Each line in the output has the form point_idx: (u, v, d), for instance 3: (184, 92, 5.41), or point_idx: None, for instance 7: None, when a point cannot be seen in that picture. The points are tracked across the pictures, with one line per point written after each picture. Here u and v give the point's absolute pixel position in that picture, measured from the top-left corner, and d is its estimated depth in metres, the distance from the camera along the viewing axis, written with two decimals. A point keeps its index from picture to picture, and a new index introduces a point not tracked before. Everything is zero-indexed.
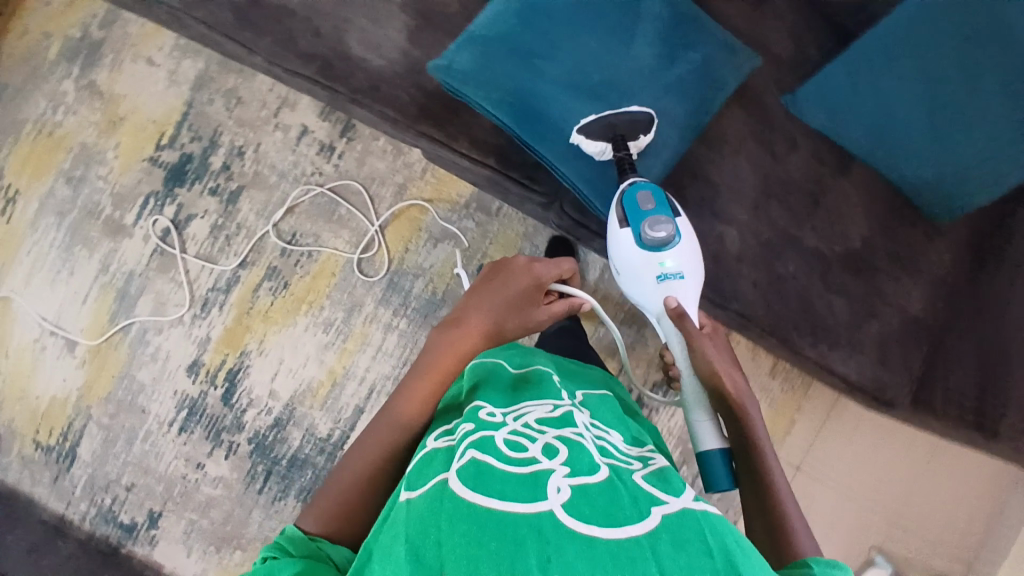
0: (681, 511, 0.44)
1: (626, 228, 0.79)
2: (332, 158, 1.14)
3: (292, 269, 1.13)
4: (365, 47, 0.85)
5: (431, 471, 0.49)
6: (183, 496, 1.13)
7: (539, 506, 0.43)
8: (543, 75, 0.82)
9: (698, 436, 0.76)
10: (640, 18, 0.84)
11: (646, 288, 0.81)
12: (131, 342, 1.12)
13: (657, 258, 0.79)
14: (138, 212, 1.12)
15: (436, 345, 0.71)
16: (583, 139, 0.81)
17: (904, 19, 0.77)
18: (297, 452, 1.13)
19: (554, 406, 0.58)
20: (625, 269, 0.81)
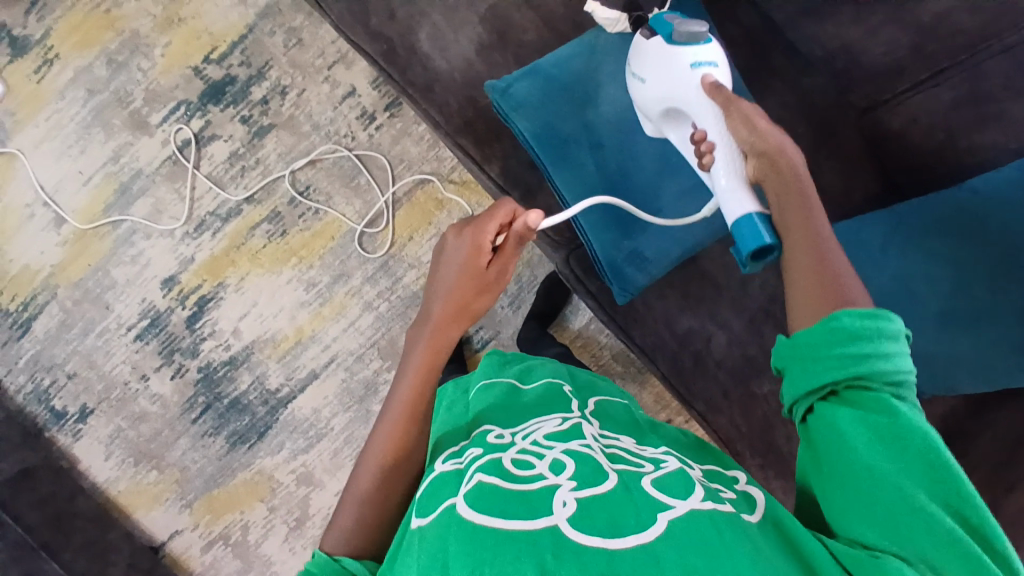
0: (686, 517, 0.44)
1: (654, 36, 0.71)
2: (369, 127, 1.12)
3: (295, 220, 1.12)
4: (433, 45, 0.84)
5: (440, 493, 0.50)
6: (120, 402, 1.13)
7: (540, 523, 0.43)
8: (591, 128, 0.82)
9: (727, 209, 0.60)
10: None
11: (676, 88, 0.68)
12: (117, 238, 1.11)
13: (688, 53, 0.68)
14: (165, 116, 1.11)
15: (412, 345, 0.68)
16: (597, 6, 0.76)
17: (957, 202, 0.78)
18: (241, 396, 1.14)
19: (562, 420, 0.60)
20: (654, 77, 0.71)
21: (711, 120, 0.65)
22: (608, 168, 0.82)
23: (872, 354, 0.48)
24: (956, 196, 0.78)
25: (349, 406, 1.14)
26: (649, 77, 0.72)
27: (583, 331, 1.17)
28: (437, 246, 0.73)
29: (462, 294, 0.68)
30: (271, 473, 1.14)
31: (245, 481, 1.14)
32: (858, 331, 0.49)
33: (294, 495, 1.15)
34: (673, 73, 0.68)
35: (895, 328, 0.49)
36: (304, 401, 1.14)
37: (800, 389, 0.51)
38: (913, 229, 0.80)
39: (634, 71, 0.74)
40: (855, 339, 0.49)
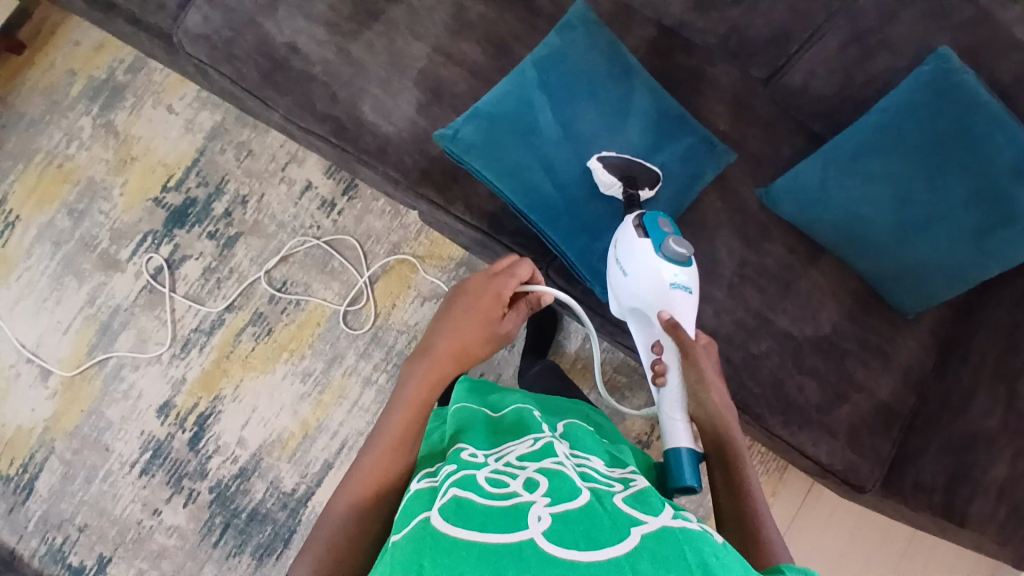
0: (659, 532, 0.44)
1: (645, 239, 0.79)
2: (331, 214, 1.18)
3: (278, 316, 1.15)
4: (378, 113, 0.92)
5: (414, 508, 0.50)
6: (136, 543, 1.08)
7: (520, 535, 0.43)
8: (540, 152, 0.88)
9: (668, 434, 0.74)
10: (633, 112, 0.91)
11: (651, 296, 0.78)
12: (106, 377, 1.11)
13: (672, 271, 0.78)
14: (134, 249, 1.14)
15: (410, 376, 0.72)
16: (599, 167, 0.87)
17: (873, 123, 0.86)
18: (259, 506, 1.11)
19: (534, 441, 0.61)
20: (636, 273, 0.79)
21: (671, 351, 0.77)
22: (563, 181, 0.88)
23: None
24: (868, 119, 0.87)
25: None
26: (632, 271, 0.79)
27: (581, 352, 1.19)
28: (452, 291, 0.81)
29: (463, 337, 0.75)
30: None
31: None
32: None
33: None
34: (658, 277, 0.77)
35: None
36: (324, 494, 1.12)
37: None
38: (844, 163, 0.88)
39: (618, 260, 0.82)
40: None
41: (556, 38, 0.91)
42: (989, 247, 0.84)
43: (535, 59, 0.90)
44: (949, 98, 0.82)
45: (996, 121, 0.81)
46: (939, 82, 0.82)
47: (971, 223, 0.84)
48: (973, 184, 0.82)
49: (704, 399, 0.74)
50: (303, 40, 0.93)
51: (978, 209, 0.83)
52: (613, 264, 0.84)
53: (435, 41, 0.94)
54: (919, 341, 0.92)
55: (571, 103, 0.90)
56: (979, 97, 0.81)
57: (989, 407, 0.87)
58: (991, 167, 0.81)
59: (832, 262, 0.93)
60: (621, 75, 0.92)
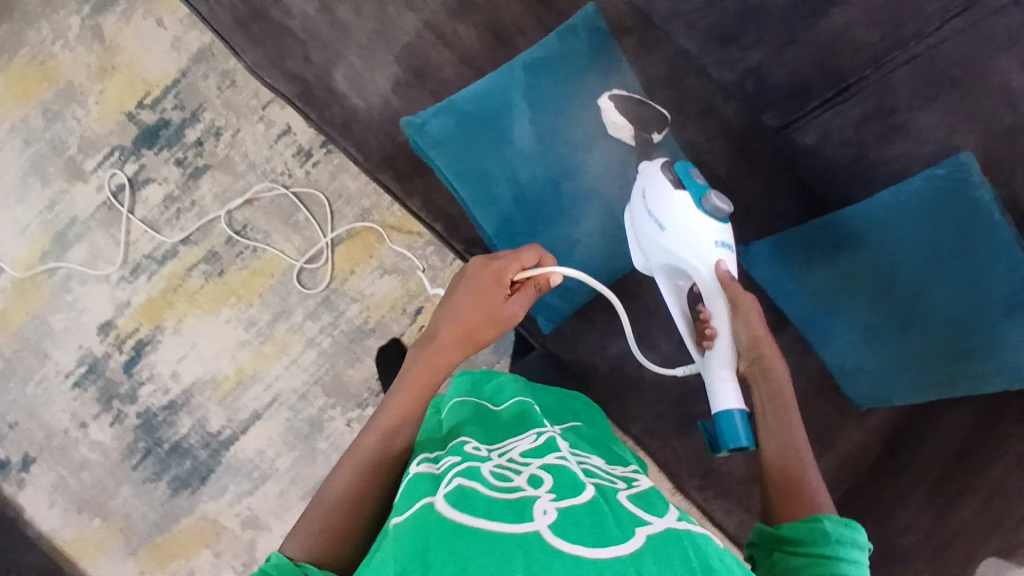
0: (665, 532, 0.45)
1: (682, 192, 0.72)
2: (305, 164, 1.13)
3: (232, 259, 1.12)
4: (351, 86, 0.85)
5: (416, 493, 0.50)
6: (60, 450, 1.11)
7: (525, 527, 0.44)
8: (508, 165, 0.81)
9: (715, 399, 0.70)
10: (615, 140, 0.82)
11: (694, 249, 0.70)
12: (54, 285, 1.11)
13: (716, 229, 0.71)
14: (99, 161, 1.12)
15: (411, 363, 0.68)
16: (610, 106, 0.82)
17: (867, 215, 0.76)
18: (182, 439, 1.12)
19: (537, 436, 0.61)
20: (675, 227, 0.71)
21: (717, 307, 0.70)
22: (528, 200, 0.81)
23: (836, 557, 0.52)
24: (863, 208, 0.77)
25: (293, 445, 1.14)
26: (670, 225, 0.71)
27: None
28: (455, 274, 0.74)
29: (469, 321, 0.69)
30: (216, 516, 1.13)
31: (190, 526, 1.12)
32: (831, 535, 0.53)
33: (239, 538, 1.13)
34: (698, 234, 0.70)
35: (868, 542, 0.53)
36: (248, 442, 1.13)
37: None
38: (827, 247, 0.80)
39: (650, 212, 0.73)
40: (828, 539, 0.53)
41: (555, 41, 0.83)
42: (959, 374, 0.75)
43: (526, 62, 0.82)
44: (950, 212, 0.70)
45: (1002, 250, 0.68)
46: (944, 191, 0.70)
47: (942, 344, 0.75)
48: (955, 305, 0.72)
49: (758, 353, 0.69)
50: None
51: (953, 333, 0.73)
52: (642, 217, 0.75)
53: (428, 15, 0.86)
54: (864, 434, 0.87)
55: (558, 119, 0.81)
56: (992, 221, 0.68)
57: (910, 518, 0.78)
58: (980, 295, 0.70)
59: (797, 338, 0.86)
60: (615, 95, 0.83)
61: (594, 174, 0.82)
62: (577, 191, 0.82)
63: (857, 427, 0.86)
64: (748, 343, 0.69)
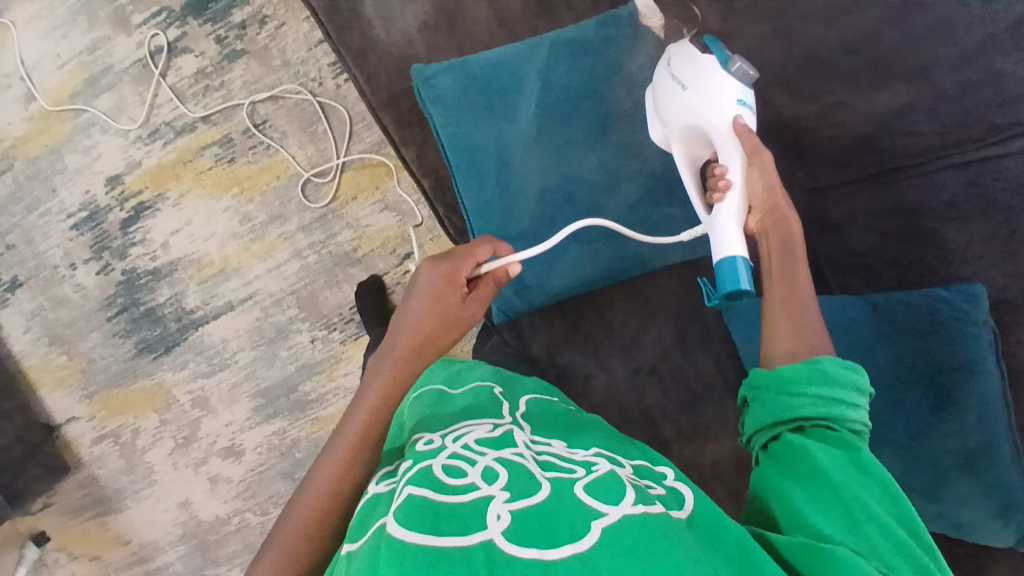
0: (620, 521, 0.43)
1: (708, 54, 0.67)
2: (338, 77, 1.11)
3: (245, 150, 1.12)
4: (379, 13, 0.82)
5: (371, 516, 0.47)
6: (47, 283, 1.16)
7: (474, 539, 0.41)
8: (503, 142, 0.78)
9: (715, 244, 0.63)
10: (619, 144, 0.78)
11: (716, 99, 0.65)
12: (76, 127, 1.13)
13: (737, 90, 0.65)
14: (146, 18, 1.11)
15: (373, 375, 0.66)
16: None
17: (852, 314, 0.70)
18: (157, 308, 1.15)
19: (495, 426, 0.58)
20: (698, 82, 0.66)
21: (733, 156, 0.64)
22: (510, 182, 0.78)
23: (833, 399, 0.51)
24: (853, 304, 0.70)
25: (256, 345, 1.15)
26: (692, 83, 0.66)
27: None
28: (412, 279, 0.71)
29: (426, 326, 0.66)
30: (169, 388, 1.17)
31: (144, 389, 1.17)
32: (830, 375, 0.52)
33: (186, 414, 1.17)
34: (715, 88, 0.65)
35: (868, 387, 0.52)
36: (215, 329, 1.15)
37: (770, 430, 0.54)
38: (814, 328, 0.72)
39: (673, 75, 0.68)
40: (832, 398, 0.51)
41: (590, 28, 0.78)
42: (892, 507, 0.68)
43: (554, 41, 0.78)
44: (939, 337, 0.64)
45: (980, 396, 0.61)
46: (935, 315, 0.63)
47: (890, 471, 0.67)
48: (905, 441, 0.66)
49: (772, 206, 0.64)
50: None
51: (901, 463, 0.66)
52: (662, 87, 0.70)
53: None
54: None
55: (565, 108, 0.77)
56: (982, 363, 0.62)
57: None
58: (936, 437, 0.65)
59: None
60: (636, 97, 0.78)
61: (585, 173, 0.78)
62: (565, 189, 0.78)
63: None
64: (763, 198, 0.64)
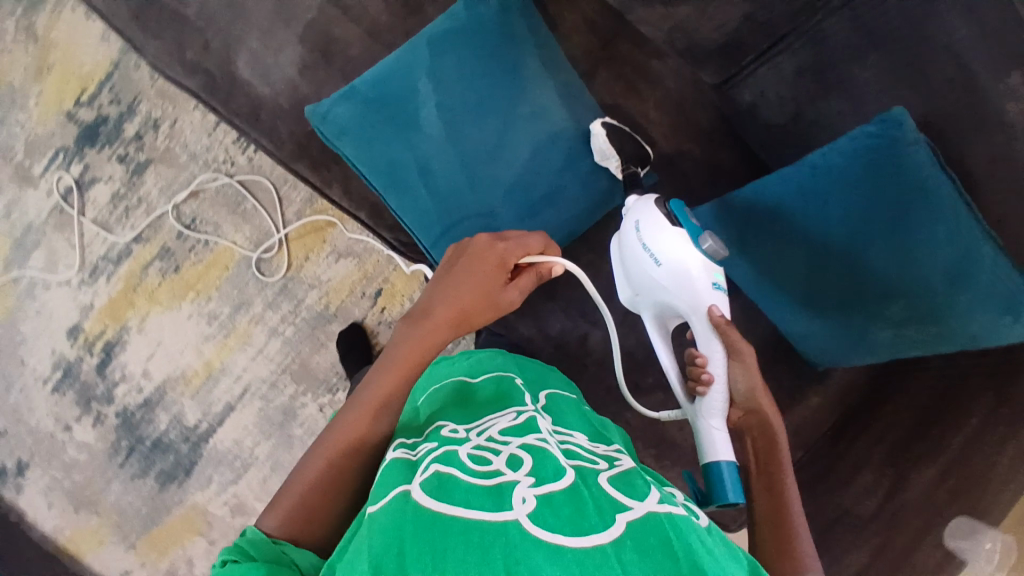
0: (646, 516, 0.41)
1: (678, 228, 0.65)
2: (246, 151, 1.10)
3: (186, 254, 1.10)
4: (255, 71, 0.81)
5: (389, 479, 0.46)
6: (51, 453, 1.15)
7: (504, 516, 0.39)
8: (416, 150, 0.75)
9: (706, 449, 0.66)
10: (531, 115, 0.76)
11: (689, 287, 0.64)
12: (20, 293, 1.12)
13: (712, 271, 0.64)
14: (46, 165, 1.10)
15: (401, 338, 0.61)
16: (600, 135, 0.76)
17: (792, 183, 0.66)
18: (162, 435, 1.14)
19: (517, 416, 0.57)
20: (671, 266, 0.64)
21: (713, 347, 0.65)
22: (443, 189, 0.76)
23: None
24: (790, 174, 0.65)
25: (269, 434, 1.13)
26: (665, 263, 0.64)
27: None
28: (452, 252, 0.67)
29: (465, 302, 0.62)
30: (204, 506, 1.14)
31: (180, 518, 1.14)
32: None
33: (229, 526, 1.14)
34: (690, 274, 0.64)
35: None
36: (225, 434, 1.13)
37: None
38: (763, 214, 0.71)
39: (644, 245, 0.66)
40: None
41: (461, 11, 0.75)
42: (899, 343, 0.69)
43: (431, 35, 0.75)
44: (876, 182, 0.59)
45: (938, 223, 0.57)
46: (865, 160, 0.58)
47: (892, 310, 0.66)
48: (892, 277, 0.64)
49: (754, 403, 0.66)
50: None
51: (896, 301, 0.65)
52: (633, 250, 0.67)
53: None
54: (822, 395, 0.82)
55: (467, 97, 0.75)
56: (926, 188, 0.56)
57: (873, 483, 0.73)
58: (921, 265, 0.61)
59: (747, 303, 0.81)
60: (530, 63, 0.76)
61: (512, 152, 0.76)
62: (498, 175, 0.76)
63: (811, 388, 0.81)
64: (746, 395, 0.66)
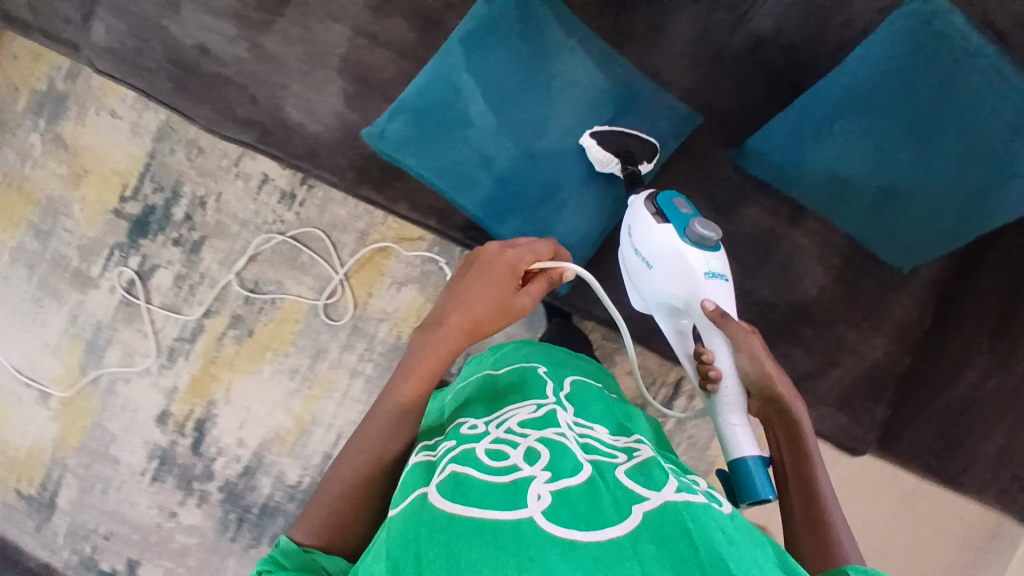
0: (662, 506, 0.46)
1: (665, 224, 0.71)
2: (292, 207, 1.13)
3: (256, 317, 1.14)
4: (302, 112, 0.82)
5: (410, 486, 0.52)
6: (160, 544, 1.15)
7: (519, 514, 0.45)
8: (474, 145, 0.77)
9: (732, 446, 0.69)
10: (572, 85, 0.77)
11: (680, 281, 0.70)
12: (102, 393, 1.14)
13: (705, 258, 0.69)
14: (104, 264, 1.14)
15: (419, 347, 0.67)
16: (593, 145, 0.76)
17: (845, 84, 0.72)
18: (268, 500, 1.14)
19: (537, 406, 0.61)
20: (661, 266, 0.71)
21: (716, 340, 0.69)
22: (508, 175, 0.77)
23: None
24: (846, 71, 0.71)
25: None
26: (655, 263, 0.72)
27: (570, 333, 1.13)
28: (466, 259, 0.73)
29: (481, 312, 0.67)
30: None
31: None
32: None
33: None
34: (681, 267, 0.70)
35: None
36: None
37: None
38: (817, 126, 0.74)
39: (637, 250, 0.74)
40: None
41: (482, 10, 0.77)
42: (971, 216, 0.74)
43: (461, 36, 0.77)
44: (931, 57, 0.67)
45: (994, 79, 0.66)
46: (921, 35, 0.67)
47: (962, 181, 0.72)
48: (956, 149, 0.70)
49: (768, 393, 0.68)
50: (213, 39, 0.82)
51: (965, 171, 0.71)
52: (631, 255, 0.75)
53: (355, 21, 0.82)
54: (913, 296, 0.85)
55: (507, 84, 0.77)
56: (977, 48, 0.66)
57: (985, 366, 0.79)
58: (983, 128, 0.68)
59: (819, 221, 0.85)
60: (558, 40, 0.77)
61: (563, 124, 0.77)
62: (556, 148, 0.77)
63: (901, 290, 0.85)
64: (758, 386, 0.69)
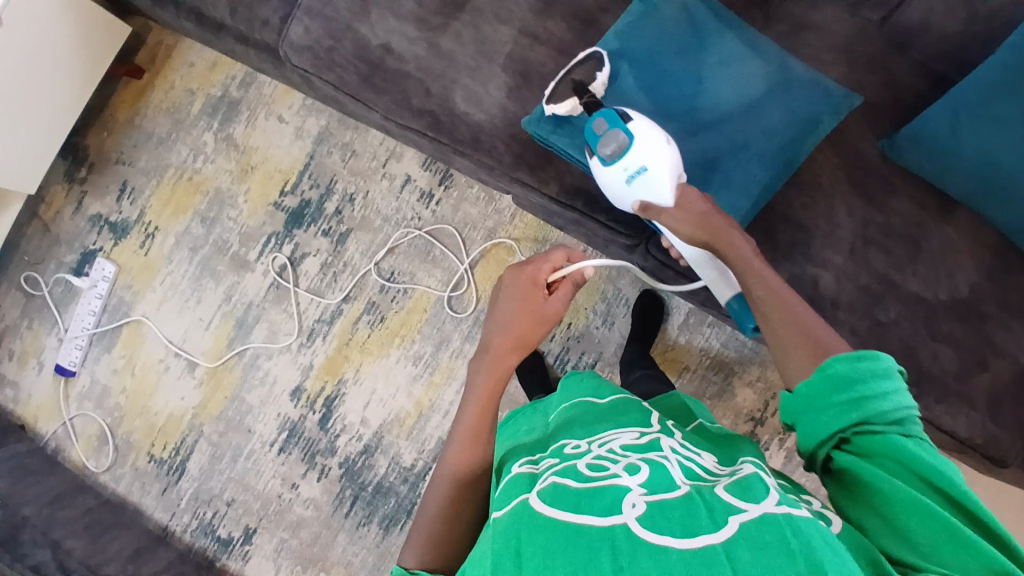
0: (760, 518, 0.45)
1: (592, 158, 0.79)
2: (430, 205, 1.24)
3: (389, 304, 1.23)
4: (469, 103, 0.92)
5: (515, 489, 0.55)
6: (278, 514, 1.21)
7: (613, 520, 0.46)
8: None
9: (716, 293, 0.80)
10: (724, 71, 0.85)
11: (622, 197, 0.77)
12: (245, 366, 1.25)
13: (620, 166, 0.75)
14: (261, 249, 1.27)
15: (476, 374, 0.74)
16: (553, 107, 0.83)
17: (998, 65, 0.79)
18: (382, 480, 1.19)
19: (641, 434, 0.63)
20: (608, 192, 0.79)
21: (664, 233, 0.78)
22: None
23: (872, 395, 0.51)
24: (999, 56, 0.79)
25: None
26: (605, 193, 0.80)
27: (678, 340, 1.18)
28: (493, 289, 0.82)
29: (518, 328, 0.76)
30: None
31: None
32: (851, 376, 0.52)
33: None
34: (612, 186, 0.77)
35: (889, 373, 0.52)
36: None
37: (810, 440, 0.54)
38: (970, 105, 0.80)
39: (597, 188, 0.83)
40: (855, 381, 0.52)
41: (638, 6, 0.87)
42: None
43: (618, 32, 0.87)
44: None
45: None
46: None
47: None
48: None
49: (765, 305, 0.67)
50: (396, 40, 0.94)
51: None
52: None
53: (521, 24, 0.93)
54: None
55: (662, 70, 0.86)
56: None
57: None
58: None
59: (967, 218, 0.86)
60: (710, 30, 0.86)
61: (718, 103, 0.85)
62: (713, 124, 0.84)
63: None
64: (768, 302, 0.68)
